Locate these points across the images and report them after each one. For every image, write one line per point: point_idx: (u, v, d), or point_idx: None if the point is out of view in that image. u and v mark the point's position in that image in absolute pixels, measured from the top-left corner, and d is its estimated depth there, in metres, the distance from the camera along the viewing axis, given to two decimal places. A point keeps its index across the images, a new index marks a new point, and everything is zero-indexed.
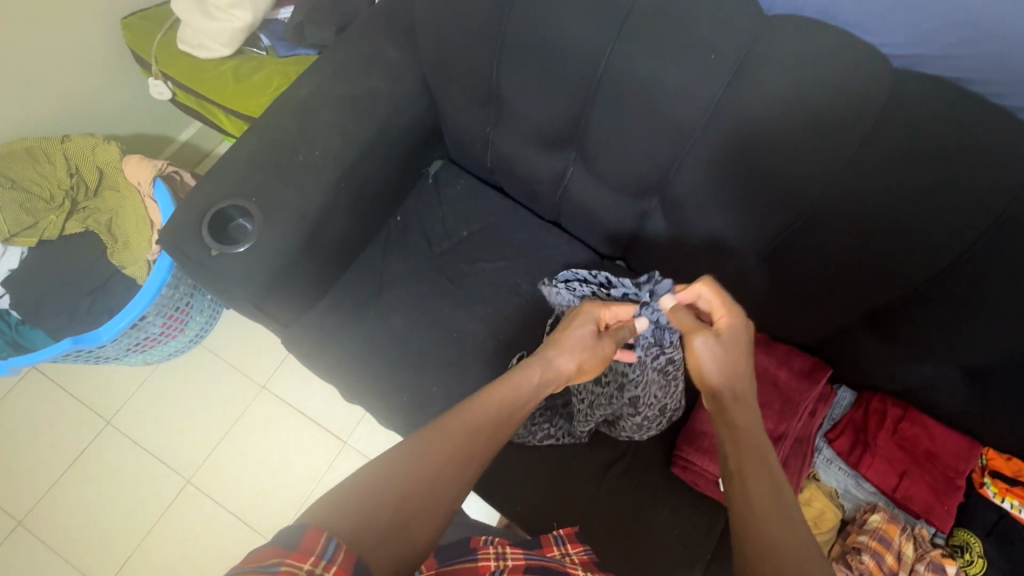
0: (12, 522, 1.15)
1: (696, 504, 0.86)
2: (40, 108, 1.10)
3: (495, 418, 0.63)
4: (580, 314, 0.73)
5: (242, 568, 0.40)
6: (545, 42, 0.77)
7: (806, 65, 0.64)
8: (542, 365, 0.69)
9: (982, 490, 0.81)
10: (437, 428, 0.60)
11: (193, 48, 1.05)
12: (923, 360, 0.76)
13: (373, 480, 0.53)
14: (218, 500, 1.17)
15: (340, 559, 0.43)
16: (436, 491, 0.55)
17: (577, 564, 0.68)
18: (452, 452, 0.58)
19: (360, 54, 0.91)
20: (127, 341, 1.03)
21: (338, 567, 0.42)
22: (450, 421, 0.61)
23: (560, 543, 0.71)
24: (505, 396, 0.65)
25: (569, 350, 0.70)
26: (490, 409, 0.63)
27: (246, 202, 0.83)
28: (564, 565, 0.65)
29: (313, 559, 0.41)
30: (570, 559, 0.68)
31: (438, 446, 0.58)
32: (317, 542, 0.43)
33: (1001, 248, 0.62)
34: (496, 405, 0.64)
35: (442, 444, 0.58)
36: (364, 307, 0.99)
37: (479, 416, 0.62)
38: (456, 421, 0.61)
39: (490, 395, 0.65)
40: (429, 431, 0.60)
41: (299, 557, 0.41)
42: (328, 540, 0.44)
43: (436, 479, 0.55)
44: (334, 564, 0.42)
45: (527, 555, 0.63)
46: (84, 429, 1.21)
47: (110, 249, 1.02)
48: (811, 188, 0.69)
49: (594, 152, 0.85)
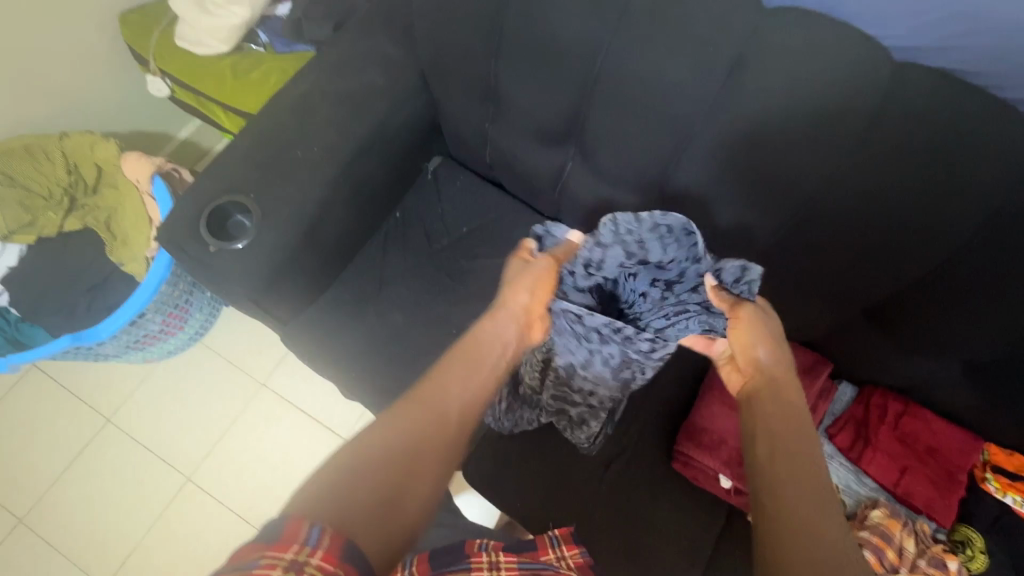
0: (13, 520, 1.15)
1: (696, 500, 0.86)
2: (38, 106, 1.10)
3: (471, 387, 0.66)
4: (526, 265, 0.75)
5: (226, 567, 0.40)
6: (543, 36, 0.76)
7: (806, 57, 0.63)
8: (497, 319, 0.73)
9: (984, 485, 0.80)
10: (414, 401, 0.63)
11: (191, 44, 1.04)
12: (925, 355, 0.76)
13: (358, 460, 0.55)
14: (219, 497, 1.17)
15: (325, 544, 0.44)
16: (417, 461, 0.58)
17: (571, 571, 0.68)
18: (428, 423, 0.61)
19: (357, 49, 0.91)
20: (127, 338, 1.03)
21: (324, 552, 0.43)
22: (425, 394, 0.64)
23: (556, 545, 0.70)
24: (475, 357, 0.69)
25: (527, 288, 0.73)
26: (467, 382, 0.66)
27: (244, 199, 0.83)
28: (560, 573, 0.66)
29: (296, 548, 0.42)
30: (565, 563, 0.69)
31: (412, 414, 0.61)
32: (299, 531, 0.44)
33: (1002, 240, 0.61)
34: (471, 375, 0.67)
35: (414, 415, 0.61)
36: (364, 303, 0.99)
37: (457, 386, 0.65)
38: (432, 394, 0.64)
39: (464, 364, 0.68)
40: (408, 403, 0.63)
41: (281, 548, 0.41)
42: (310, 527, 0.45)
43: (417, 452, 0.58)
44: (319, 550, 0.43)
45: (521, 561, 0.65)
46: (84, 427, 1.21)
47: (109, 247, 1.02)
48: (812, 182, 0.68)
49: (593, 147, 0.84)
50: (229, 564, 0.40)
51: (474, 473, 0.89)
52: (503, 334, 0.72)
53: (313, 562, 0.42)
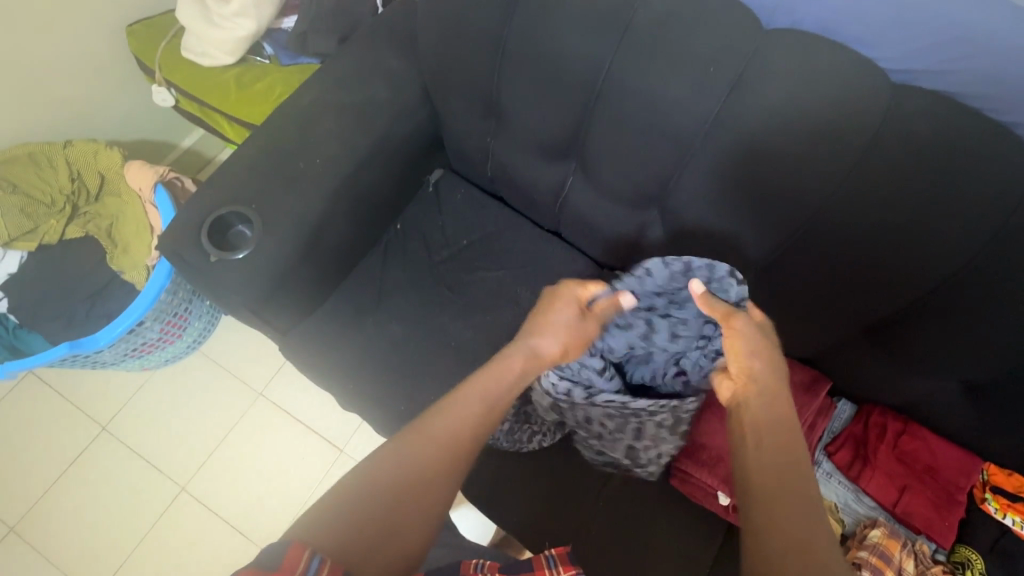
0: (5, 528, 1.14)
1: (694, 516, 0.85)
2: (44, 113, 1.11)
3: (480, 413, 0.63)
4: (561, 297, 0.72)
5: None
6: (546, 53, 0.77)
7: (804, 77, 0.64)
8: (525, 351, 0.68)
9: (983, 505, 0.80)
10: (421, 427, 0.61)
11: (197, 56, 1.06)
12: (923, 374, 0.76)
13: (356, 495, 0.56)
14: (213, 507, 1.16)
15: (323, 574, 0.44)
16: (419, 497, 0.57)
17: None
18: (438, 459, 0.59)
19: (361, 63, 0.92)
20: (125, 346, 1.03)
21: None
22: (433, 418, 0.62)
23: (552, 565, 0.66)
24: (487, 387, 0.65)
25: (551, 334, 0.69)
26: (475, 407, 0.63)
27: (246, 209, 0.83)
28: None
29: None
30: None
31: (420, 451, 0.59)
32: (300, 559, 0.44)
33: (998, 261, 0.62)
34: (480, 397, 0.64)
35: (421, 442, 0.59)
36: (363, 314, 0.99)
37: (465, 415, 0.62)
38: (440, 425, 0.61)
39: (475, 388, 0.64)
40: (412, 434, 0.60)
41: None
42: (310, 556, 0.45)
43: (420, 488, 0.57)
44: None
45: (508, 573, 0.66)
46: (79, 435, 1.20)
47: (109, 254, 1.02)
48: (809, 200, 0.69)
49: (593, 162, 0.85)
50: None
51: (470, 487, 0.88)
52: (516, 368, 0.67)
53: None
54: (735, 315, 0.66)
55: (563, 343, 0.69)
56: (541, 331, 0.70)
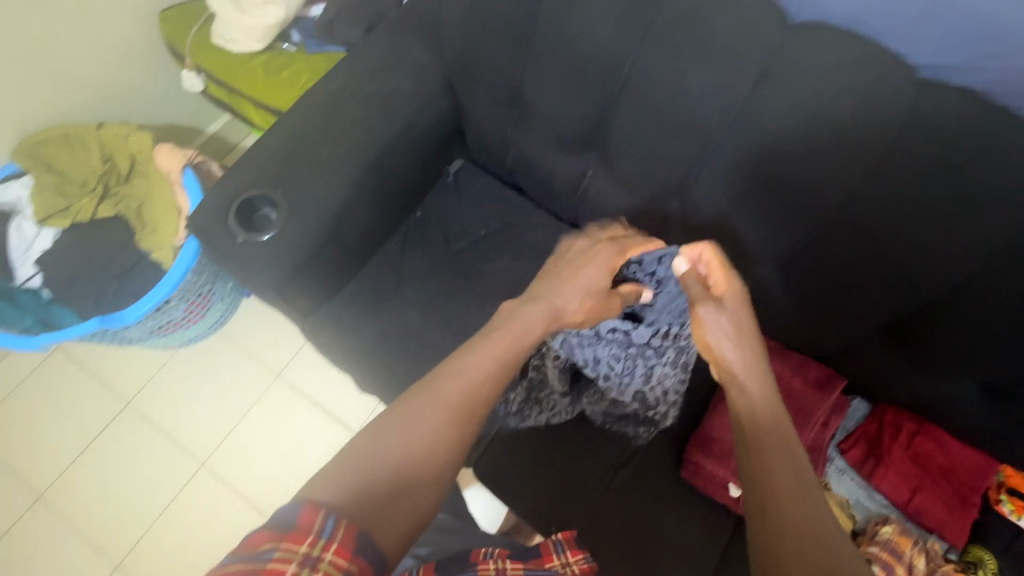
0: (33, 497, 1.18)
1: (703, 507, 0.86)
2: (78, 95, 1.14)
3: (494, 374, 0.63)
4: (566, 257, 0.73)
5: (241, 555, 0.44)
6: (571, 43, 0.77)
7: (831, 70, 0.64)
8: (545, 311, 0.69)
9: (998, 507, 0.80)
10: (431, 389, 0.61)
11: (226, 42, 1.08)
12: (941, 374, 0.76)
13: (366, 454, 0.55)
14: (231, 484, 1.19)
15: (338, 536, 0.47)
16: (429, 457, 0.57)
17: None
18: (449, 418, 0.59)
19: (387, 52, 0.93)
20: (152, 324, 1.07)
21: (336, 545, 0.46)
22: (442, 381, 0.62)
23: (560, 551, 0.71)
24: (503, 345, 0.66)
25: (572, 295, 0.70)
26: (490, 366, 0.64)
27: (273, 192, 0.85)
28: None
29: (311, 539, 0.45)
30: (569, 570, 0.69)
31: (432, 413, 0.59)
32: (314, 523, 0.47)
33: (1021, 261, 0.61)
34: (496, 359, 0.64)
35: (431, 405, 0.59)
36: (381, 300, 1.01)
37: (477, 372, 0.63)
38: (452, 386, 0.61)
39: (491, 350, 0.65)
40: (423, 395, 0.60)
41: (296, 540, 0.45)
42: (326, 517, 0.48)
43: (432, 449, 0.57)
44: (333, 542, 0.46)
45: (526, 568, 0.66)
46: (105, 409, 1.24)
47: (140, 235, 1.06)
48: (830, 196, 0.69)
49: (614, 153, 0.85)
50: (241, 553, 0.44)
51: (482, 471, 0.90)
52: (533, 328, 0.68)
53: (326, 557, 0.45)
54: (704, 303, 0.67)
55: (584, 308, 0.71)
56: (557, 289, 0.70)
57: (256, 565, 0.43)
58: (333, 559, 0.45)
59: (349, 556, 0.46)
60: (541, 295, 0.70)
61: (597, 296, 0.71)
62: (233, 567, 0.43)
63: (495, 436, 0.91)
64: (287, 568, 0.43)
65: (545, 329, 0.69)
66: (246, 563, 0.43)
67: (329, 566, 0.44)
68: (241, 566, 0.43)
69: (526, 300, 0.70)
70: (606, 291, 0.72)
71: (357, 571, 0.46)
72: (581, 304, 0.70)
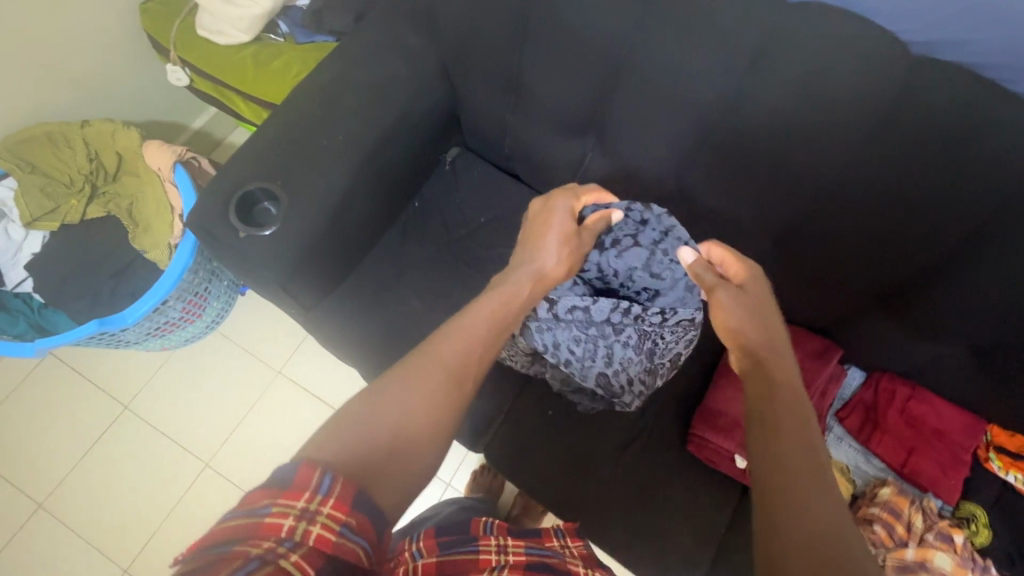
0: (33, 505, 1.16)
1: (711, 480, 0.89)
2: (57, 92, 1.10)
3: (487, 335, 0.66)
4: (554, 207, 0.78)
5: (238, 511, 0.42)
6: (569, 27, 0.78)
7: (827, 48, 0.66)
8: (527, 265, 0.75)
9: (987, 464, 0.84)
10: (433, 355, 0.62)
11: (212, 34, 1.06)
12: (933, 339, 0.79)
13: (365, 414, 0.55)
14: (237, 481, 1.19)
15: (336, 492, 0.45)
16: (426, 417, 0.57)
17: (576, 558, 0.75)
18: (445, 380, 0.60)
19: (380, 40, 0.93)
20: (149, 325, 1.05)
21: (334, 501, 0.44)
22: (444, 347, 0.63)
23: (560, 536, 0.79)
24: (497, 306, 0.69)
25: (555, 252, 0.75)
26: (481, 326, 0.67)
27: (273, 185, 0.85)
28: (564, 560, 0.73)
29: (308, 495, 0.43)
30: (569, 551, 0.76)
31: (429, 374, 0.60)
32: (311, 478, 0.45)
33: (1008, 228, 0.64)
34: (489, 320, 0.67)
35: (431, 371, 0.60)
36: (385, 291, 1.01)
37: (475, 342, 0.64)
38: (449, 351, 0.63)
39: (484, 311, 0.68)
40: (421, 358, 0.61)
41: (292, 495, 0.43)
42: (323, 475, 0.46)
43: (429, 410, 0.57)
44: (330, 498, 0.44)
45: (528, 548, 0.73)
46: (102, 413, 1.22)
47: (132, 233, 1.03)
48: (827, 172, 0.71)
49: (613, 136, 0.86)
50: (240, 510, 0.42)
51: (495, 453, 0.92)
52: (522, 290, 0.72)
53: (324, 511, 0.43)
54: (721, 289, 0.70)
55: (566, 263, 0.76)
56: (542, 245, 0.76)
57: (251, 520, 0.41)
58: (330, 513, 0.43)
59: (347, 510, 0.44)
60: (528, 257, 0.75)
61: (573, 244, 0.77)
62: (229, 524, 0.41)
63: (506, 419, 0.93)
64: (284, 523, 0.41)
65: (533, 290, 0.73)
66: (241, 519, 0.41)
67: (327, 520, 0.42)
68: (237, 523, 0.41)
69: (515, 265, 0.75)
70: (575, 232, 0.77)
71: (356, 526, 0.44)
72: (561, 257, 0.75)
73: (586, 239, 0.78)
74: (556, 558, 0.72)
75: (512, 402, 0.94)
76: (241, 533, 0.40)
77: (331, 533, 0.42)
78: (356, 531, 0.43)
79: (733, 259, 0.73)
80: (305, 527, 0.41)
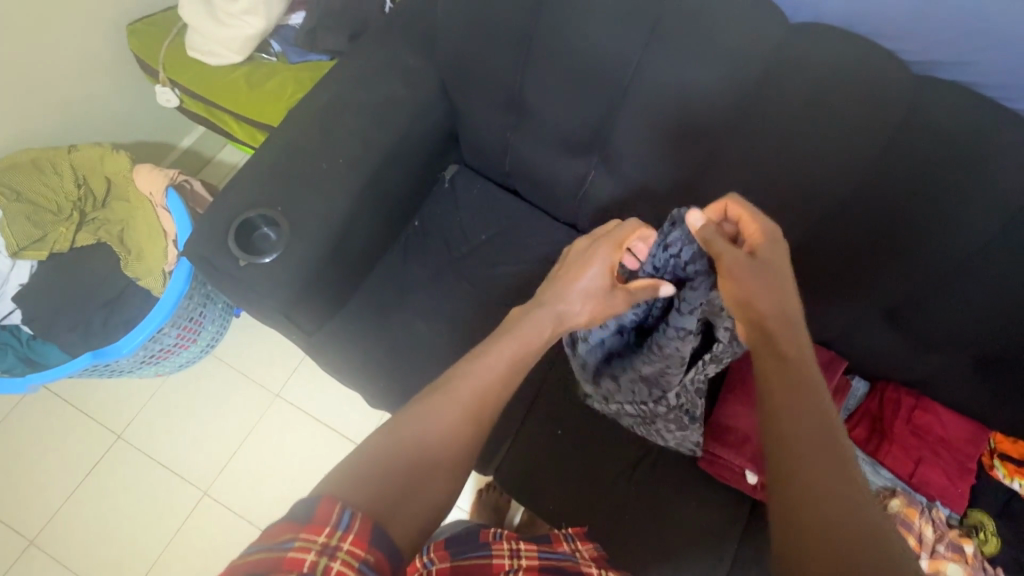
0: (24, 543, 1.12)
1: (722, 496, 0.88)
2: (42, 117, 1.07)
3: (504, 375, 0.62)
4: (591, 262, 0.69)
5: (259, 545, 0.41)
6: (571, 50, 0.78)
7: (828, 71, 0.67)
8: (554, 318, 0.68)
9: (992, 472, 0.87)
10: (449, 391, 0.59)
11: (203, 54, 1.04)
12: (934, 352, 0.80)
13: (387, 445, 0.54)
14: (237, 510, 1.16)
15: (355, 528, 0.44)
16: (442, 448, 0.55)
17: (588, 560, 0.73)
18: (463, 416, 0.58)
19: (378, 60, 0.91)
20: (143, 354, 1.02)
21: (354, 536, 0.43)
22: (460, 381, 0.60)
23: (571, 539, 0.76)
24: (515, 349, 0.64)
25: (578, 303, 0.69)
26: (501, 367, 0.62)
27: (271, 211, 0.83)
28: (578, 563, 0.71)
29: (329, 530, 0.42)
30: (581, 553, 0.74)
31: (447, 410, 0.57)
32: (332, 514, 0.44)
33: (1011, 248, 0.65)
34: (508, 361, 0.63)
35: (452, 412, 0.57)
36: (387, 313, 1.00)
37: (489, 377, 0.61)
38: (465, 385, 0.60)
39: (503, 351, 0.64)
40: (438, 396, 0.58)
41: (314, 530, 0.42)
42: (343, 510, 0.45)
43: (444, 446, 0.55)
44: (351, 533, 0.43)
45: (541, 552, 0.71)
46: (93, 443, 1.19)
47: (124, 260, 1.01)
48: (834, 192, 0.72)
49: (616, 155, 0.86)
50: (262, 544, 0.41)
51: (504, 476, 0.91)
52: (543, 332, 0.67)
53: (345, 547, 0.42)
54: (732, 249, 0.58)
55: (590, 313, 0.70)
56: (568, 299, 0.69)
57: (274, 555, 0.40)
58: (351, 550, 0.42)
59: (366, 547, 0.43)
60: (546, 302, 0.69)
61: (604, 299, 0.69)
62: (248, 557, 0.40)
63: (514, 443, 0.92)
64: (306, 558, 0.40)
65: (553, 335, 0.68)
66: (261, 554, 0.40)
67: (348, 557, 0.41)
68: (258, 557, 0.40)
69: (533, 307, 0.69)
70: (608, 289, 0.69)
71: (374, 563, 0.42)
72: (585, 307, 0.69)
73: (620, 300, 0.69)
74: (569, 560, 0.71)
75: (519, 427, 0.93)
76: (264, 567, 0.39)
77: (352, 570, 0.40)
78: (375, 567, 0.42)
79: (749, 219, 0.60)
80: (327, 562, 0.40)
